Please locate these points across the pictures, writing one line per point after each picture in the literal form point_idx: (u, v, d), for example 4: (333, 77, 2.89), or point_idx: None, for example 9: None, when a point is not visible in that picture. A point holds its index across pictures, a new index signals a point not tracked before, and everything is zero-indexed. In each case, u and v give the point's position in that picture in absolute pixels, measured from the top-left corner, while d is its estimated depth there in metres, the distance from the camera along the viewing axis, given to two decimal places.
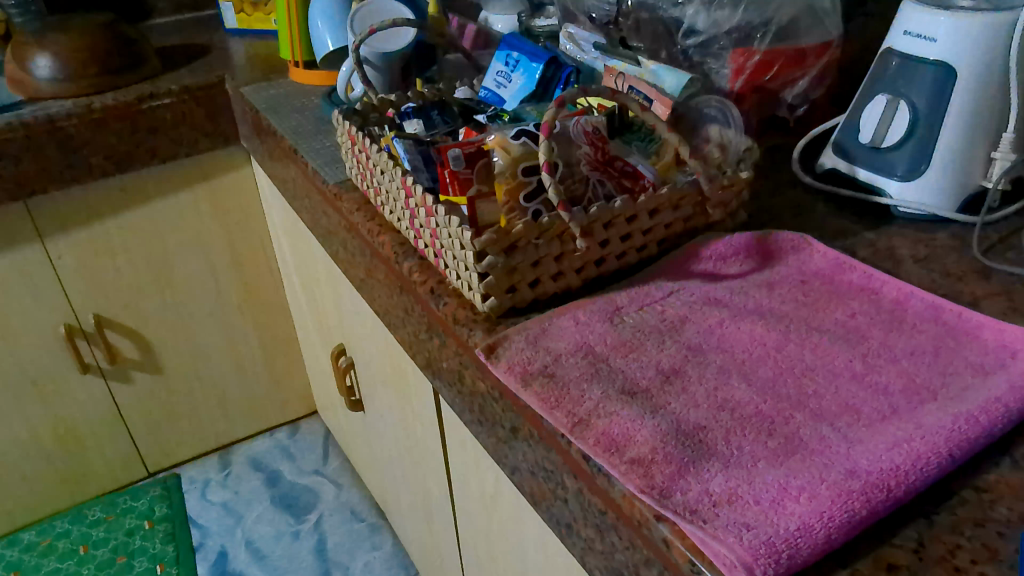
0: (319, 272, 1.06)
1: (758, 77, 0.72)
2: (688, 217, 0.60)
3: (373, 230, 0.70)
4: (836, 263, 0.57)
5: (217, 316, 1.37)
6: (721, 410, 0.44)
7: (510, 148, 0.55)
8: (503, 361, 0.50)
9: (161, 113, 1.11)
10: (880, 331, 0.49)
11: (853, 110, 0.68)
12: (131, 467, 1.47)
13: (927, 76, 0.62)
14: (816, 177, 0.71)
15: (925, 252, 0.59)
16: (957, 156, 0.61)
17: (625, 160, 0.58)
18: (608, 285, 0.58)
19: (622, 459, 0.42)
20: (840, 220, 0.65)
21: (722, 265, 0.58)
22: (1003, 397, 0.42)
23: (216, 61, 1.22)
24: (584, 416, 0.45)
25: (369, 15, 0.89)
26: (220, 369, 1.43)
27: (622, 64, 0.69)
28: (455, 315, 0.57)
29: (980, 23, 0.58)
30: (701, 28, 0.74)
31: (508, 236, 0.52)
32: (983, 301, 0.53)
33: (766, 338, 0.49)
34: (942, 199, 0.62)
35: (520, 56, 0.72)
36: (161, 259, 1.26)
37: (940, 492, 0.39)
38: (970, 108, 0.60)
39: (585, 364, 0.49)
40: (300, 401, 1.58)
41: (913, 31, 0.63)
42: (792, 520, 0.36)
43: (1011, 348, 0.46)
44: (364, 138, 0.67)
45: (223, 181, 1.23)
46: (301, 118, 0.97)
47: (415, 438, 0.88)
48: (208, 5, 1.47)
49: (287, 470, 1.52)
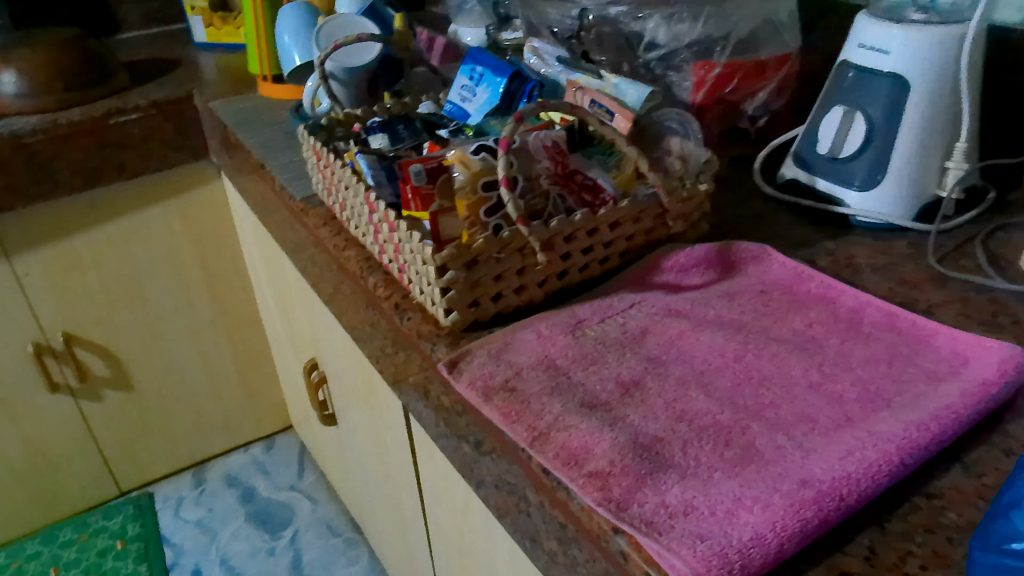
0: (291, 288, 1.06)
1: (718, 90, 0.73)
2: (649, 229, 0.61)
3: (339, 245, 0.71)
4: (796, 273, 0.58)
5: (189, 332, 1.36)
6: (680, 421, 0.44)
7: (471, 163, 0.54)
8: (465, 375, 0.51)
9: (129, 128, 1.11)
10: (836, 340, 0.50)
11: (812, 121, 0.69)
12: (103, 484, 1.45)
13: (882, 88, 0.62)
14: (777, 187, 0.72)
15: (883, 261, 0.60)
16: (912, 167, 0.62)
17: (585, 173, 0.57)
18: (571, 297, 0.59)
19: (580, 472, 0.42)
20: (801, 230, 0.66)
21: (684, 276, 0.59)
22: (955, 404, 0.43)
23: (185, 75, 1.22)
24: (544, 429, 0.45)
25: (336, 31, 0.88)
26: (193, 386, 1.42)
27: (584, 78, 0.69)
28: (419, 330, 0.58)
29: (932, 36, 0.59)
30: (662, 41, 0.74)
31: (469, 251, 0.52)
32: (938, 308, 0.54)
33: (725, 348, 0.50)
34: (900, 209, 0.63)
35: (484, 70, 0.71)
36: (131, 276, 1.25)
37: (893, 499, 0.40)
38: (924, 120, 0.61)
39: (546, 377, 0.49)
40: (276, 415, 1.57)
41: (867, 43, 0.63)
42: (745, 530, 0.36)
43: (963, 355, 0.47)
44: (328, 153, 0.69)
45: (194, 195, 1.22)
46: (271, 132, 0.97)
47: (388, 452, 0.88)
48: (178, 20, 1.47)
49: (262, 486, 1.51)
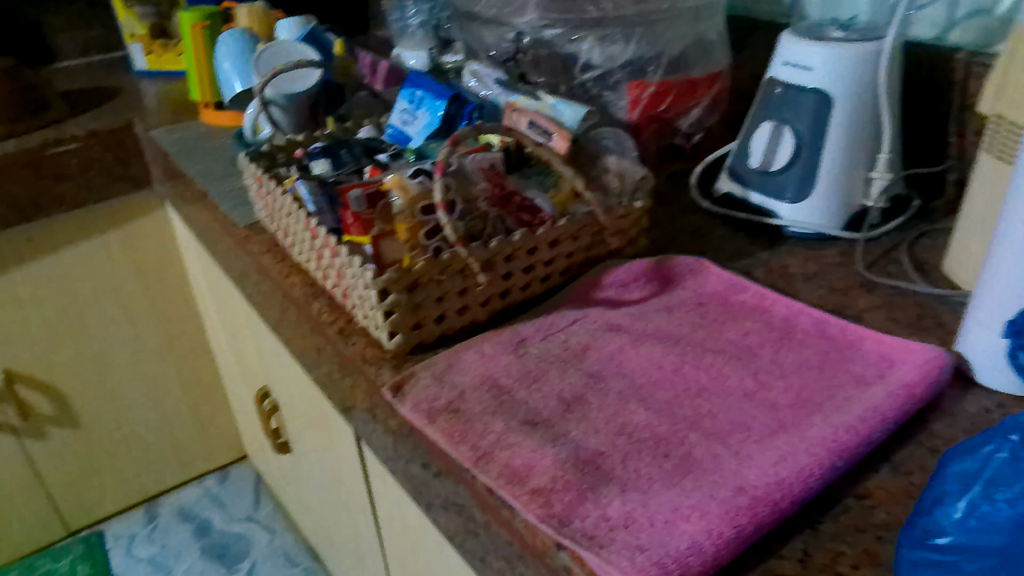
0: (239, 316, 1.05)
1: (654, 108, 0.75)
2: (589, 246, 0.62)
3: (283, 271, 0.71)
4: (731, 284, 0.59)
5: (137, 364, 1.33)
6: (620, 435, 0.45)
7: (408, 187, 0.56)
8: (409, 398, 0.51)
9: (68, 159, 1.09)
10: (770, 348, 0.52)
11: (744, 136, 0.71)
12: (50, 525, 1.40)
13: (807, 103, 0.64)
14: (714, 201, 0.74)
15: (814, 269, 0.63)
16: (839, 178, 0.65)
17: (522, 194, 0.59)
18: (513, 316, 0.60)
19: (523, 490, 0.42)
20: (736, 242, 0.68)
21: (624, 291, 0.60)
22: (881, 406, 0.44)
23: (125, 104, 1.20)
24: (487, 449, 0.45)
25: (276, 57, 0.89)
26: (142, 420, 1.39)
27: (522, 100, 0.70)
28: (364, 354, 0.58)
29: (850, 53, 0.62)
30: (597, 62, 0.76)
31: (410, 274, 0.52)
32: (866, 314, 0.56)
33: (664, 360, 0.51)
34: (830, 219, 0.66)
35: (423, 94, 0.72)
36: (74, 310, 1.22)
37: (825, 502, 0.41)
38: (848, 133, 0.64)
39: (489, 397, 0.50)
40: (229, 445, 1.54)
41: (791, 61, 0.65)
42: (683, 539, 0.37)
43: (890, 358, 0.49)
44: (269, 179, 0.69)
45: (138, 225, 1.20)
46: (214, 159, 0.97)
47: (341, 478, 0.87)
48: (118, 47, 1.45)
49: (218, 518, 1.48)
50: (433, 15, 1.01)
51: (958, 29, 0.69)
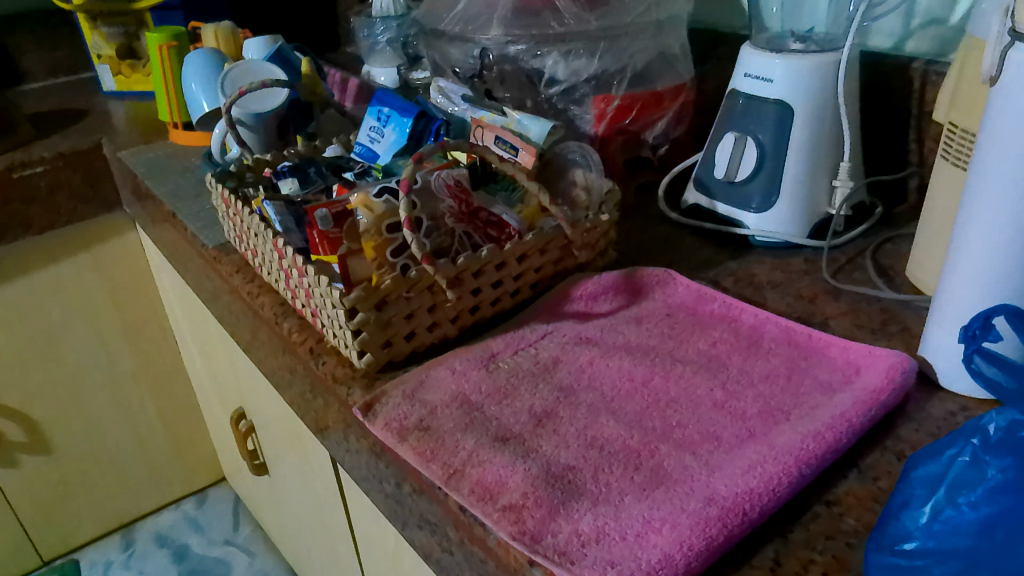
0: (213, 338, 1.04)
1: (618, 121, 0.75)
2: (557, 260, 0.62)
3: (253, 291, 0.70)
4: (699, 294, 0.60)
5: (110, 388, 1.31)
6: (591, 448, 0.45)
7: (374, 205, 0.55)
8: (380, 417, 0.50)
9: (35, 182, 1.07)
10: (739, 357, 0.52)
11: (709, 147, 0.72)
12: (23, 555, 1.38)
13: (769, 113, 0.65)
14: (683, 212, 0.74)
15: (781, 277, 0.63)
16: (803, 187, 0.66)
17: (489, 210, 0.58)
18: (484, 331, 0.60)
19: (495, 507, 0.42)
20: (705, 252, 0.68)
21: (593, 304, 0.60)
22: (848, 412, 0.45)
23: (93, 125, 1.19)
24: (458, 466, 0.45)
25: (243, 76, 0.88)
26: (117, 444, 1.37)
27: (490, 115, 0.70)
28: (334, 374, 0.57)
29: (809, 65, 0.63)
30: (562, 77, 0.77)
31: (378, 292, 0.52)
32: (833, 320, 0.57)
33: (634, 372, 0.52)
34: (795, 227, 0.67)
35: (390, 111, 0.72)
36: (45, 335, 1.20)
37: (795, 510, 0.41)
38: (810, 142, 0.65)
39: (460, 414, 0.49)
40: (206, 468, 1.52)
41: (752, 72, 0.66)
42: (654, 552, 0.37)
43: (856, 364, 0.50)
44: (236, 200, 0.68)
45: (109, 247, 1.19)
46: (182, 179, 0.96)
47: (319, 499, 0.86)
48: (86, 68, 1.44)
49: (196, 543, 1.46)
50: (401, 32, 1.01)
51: (913, 39, 0.71)
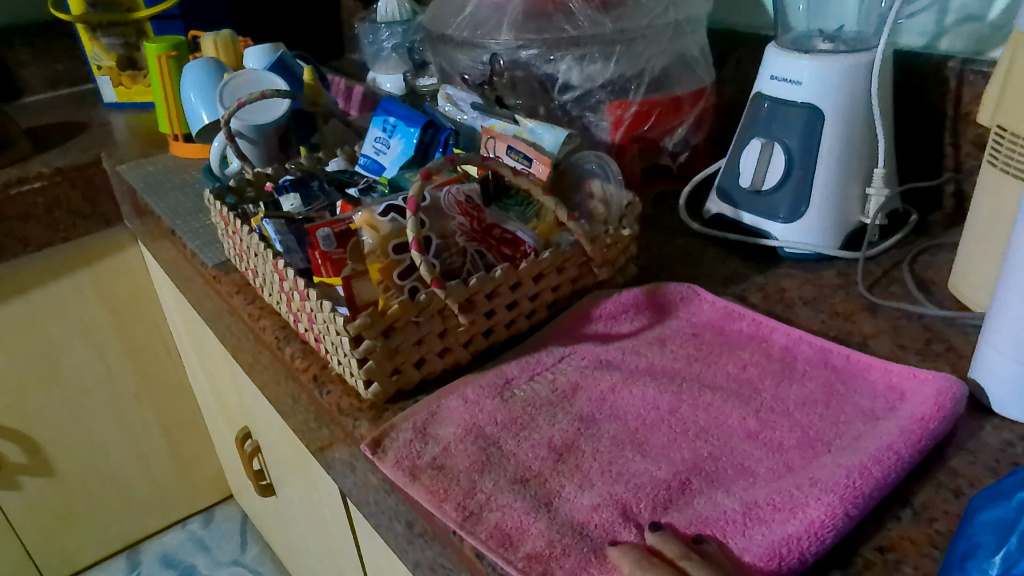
0: (216, 357, 1.01)
1: (636, 128, 0.72)
2: (575, 278, 0.58)
3: (254, 313, 0.66)
4: (726, 312, 0.56)
5: (113, 407, 1.28)
6: (617, 484, 0.42)
7: (379, 225, 0.51)
8: (390, 454, 0.46)
9: (32, 200, 1.04)
10: (771, 382, 0.48)
11: (732, 153, 0.68)
12: None
13: (797, 117, 0.61)
14: (705, 223, 0.71)
15: (813, 292, 0.59)
16: (834, 196, 0.62)
17: (503, 227, 0.55)
18: (498, 354, 0.56)
19: (517, 555, 0.38)
20: (730, 265, 0.65)
21: (613, 324, 0.57)
22: (895, 444, 0.41)
23: (93, 139, 1.16)
24: (475, 509, 0.42)
25: (242, 86, 0.85)
26: (120, 464, 1.34)
27: (501, 124, 0.67)
28: (339, 405, 0.53)
29: (840, 67, 0.59)
30: (576, 83, 0.74)
31: (385, 317, 0.49)
32: (872, 340, 0.53)
33: (660, 401, 0.48)
34: (826, 238, 0.63)
35: (396, 120, 0.68)
36: (45, 355, 1.16)
37: (840, 555, 0.38)
38: (841, 148, 0.61)
39: (475, 449, 0.46)
40: (213, 486, 1.49)
41: (779, 75, 0.62)
42: None
43: (899, 389, 0.46)
44: (235, 219, 0.65)
45: (109, 264, 1.16)
46: (182, 195, 0.93)
47: (326, 526, 0.83)
48: (85, 80, 1.41)
49: (202, 564, 1.42)
50: (406, 37, 0.98)
51: (947, 37, 0.67)
